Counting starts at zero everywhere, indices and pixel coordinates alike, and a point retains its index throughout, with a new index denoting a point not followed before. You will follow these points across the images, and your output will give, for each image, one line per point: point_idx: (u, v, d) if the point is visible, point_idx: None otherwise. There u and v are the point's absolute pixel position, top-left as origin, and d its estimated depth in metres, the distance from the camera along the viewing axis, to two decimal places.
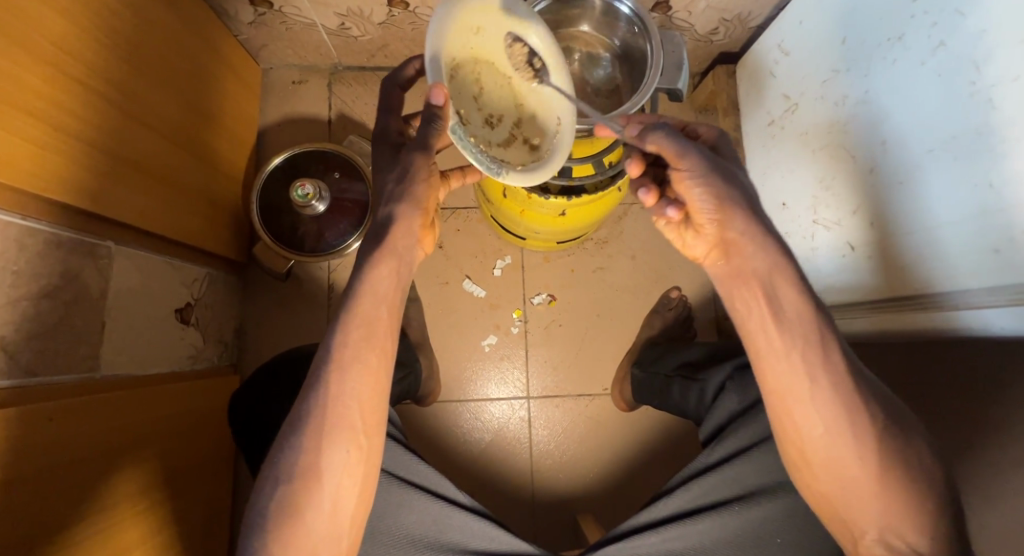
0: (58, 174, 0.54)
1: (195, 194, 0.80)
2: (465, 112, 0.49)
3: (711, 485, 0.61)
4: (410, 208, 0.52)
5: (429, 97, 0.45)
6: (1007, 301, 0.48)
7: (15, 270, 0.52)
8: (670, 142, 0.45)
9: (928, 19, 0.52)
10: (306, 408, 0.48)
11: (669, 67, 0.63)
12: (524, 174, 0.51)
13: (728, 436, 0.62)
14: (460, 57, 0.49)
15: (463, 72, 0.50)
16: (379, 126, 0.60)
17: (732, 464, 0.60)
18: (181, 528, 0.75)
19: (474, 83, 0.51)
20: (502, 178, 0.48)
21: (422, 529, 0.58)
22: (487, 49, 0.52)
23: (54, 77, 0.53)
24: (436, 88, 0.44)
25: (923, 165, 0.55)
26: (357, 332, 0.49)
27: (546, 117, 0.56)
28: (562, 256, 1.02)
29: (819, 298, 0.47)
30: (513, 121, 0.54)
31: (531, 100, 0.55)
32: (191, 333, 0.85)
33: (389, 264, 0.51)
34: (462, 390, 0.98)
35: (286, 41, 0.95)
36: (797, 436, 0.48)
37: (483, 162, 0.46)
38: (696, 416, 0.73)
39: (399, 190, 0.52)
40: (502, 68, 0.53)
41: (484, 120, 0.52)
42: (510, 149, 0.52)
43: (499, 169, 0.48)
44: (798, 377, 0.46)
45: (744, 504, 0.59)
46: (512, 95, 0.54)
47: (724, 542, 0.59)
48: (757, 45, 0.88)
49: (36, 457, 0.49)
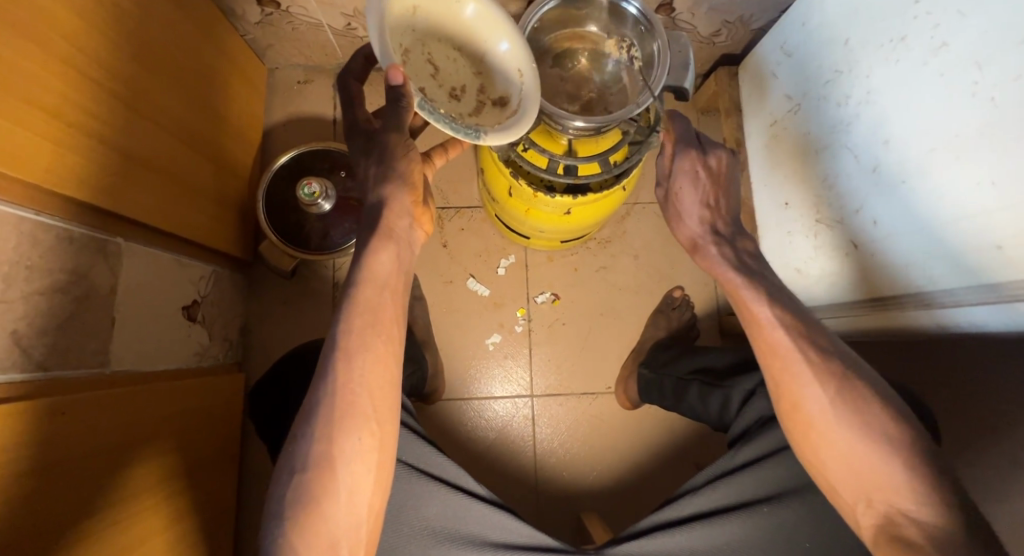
0: (71, 170, 0.54)
1: (203, 192, 0.81)
2: (428, 92, 0.53)
3: (737, 486, 0.62)
4: (400, 188, 0.56)
5: (389, 80, 0.46)
6: (1004, 297, 0.50)
7: (30, 265, 0.52)
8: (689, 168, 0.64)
9: (929, 21, 0.53)
10: (319, 397, 0.49)
11: (676, 67, 0.64)
12: (506, 131, 0.53)
13: (756, 438, 0.63)
14: (407, 43, 0.52)
15: (415, 57, 0.53)
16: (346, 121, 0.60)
17: (759, 465, 0.62)
18: (189, 526, 0.75)
19: (428, 62, 0.54)
20: (483, 141, 0.51)
21: (441, 520, 0.59)
22: (431, 26, 0.54)
23: (68, 74, 0.53)
24: (392, 71, 0.46)
25: (925, 164, 0.56)
26: (361, 320, 0.51)
27: (508, 76, 0.57)
28: (566, 255, 1.03)
29: (793, 303, 0.56)
30: (478, 89, 0.57)
31: (490, 64, 0.57)
32: (198, 330, 0.85)
33: (389, 247, 0.54)
34: (465, 389, 0.99)
35: (292, 41, 0.96)
36: (794, 405, 0.53)
37: (457, 130, 0.49)
38: (720, 423, 0.74)
39: (383, 171, 0.55)
40: (451, 40, 0.56)
41: (448, 96, 0.55)
42: (485, 114, 0.56)
43: (476, 132, 0.51)
44: (789, 355, 0.53)
45: (773, 505, 0.60)
46: (469, 64, 0.57)
47: (751, 541, 0.59)
48: (757, 48, 0.90)
49: (51, 448, 0.49)
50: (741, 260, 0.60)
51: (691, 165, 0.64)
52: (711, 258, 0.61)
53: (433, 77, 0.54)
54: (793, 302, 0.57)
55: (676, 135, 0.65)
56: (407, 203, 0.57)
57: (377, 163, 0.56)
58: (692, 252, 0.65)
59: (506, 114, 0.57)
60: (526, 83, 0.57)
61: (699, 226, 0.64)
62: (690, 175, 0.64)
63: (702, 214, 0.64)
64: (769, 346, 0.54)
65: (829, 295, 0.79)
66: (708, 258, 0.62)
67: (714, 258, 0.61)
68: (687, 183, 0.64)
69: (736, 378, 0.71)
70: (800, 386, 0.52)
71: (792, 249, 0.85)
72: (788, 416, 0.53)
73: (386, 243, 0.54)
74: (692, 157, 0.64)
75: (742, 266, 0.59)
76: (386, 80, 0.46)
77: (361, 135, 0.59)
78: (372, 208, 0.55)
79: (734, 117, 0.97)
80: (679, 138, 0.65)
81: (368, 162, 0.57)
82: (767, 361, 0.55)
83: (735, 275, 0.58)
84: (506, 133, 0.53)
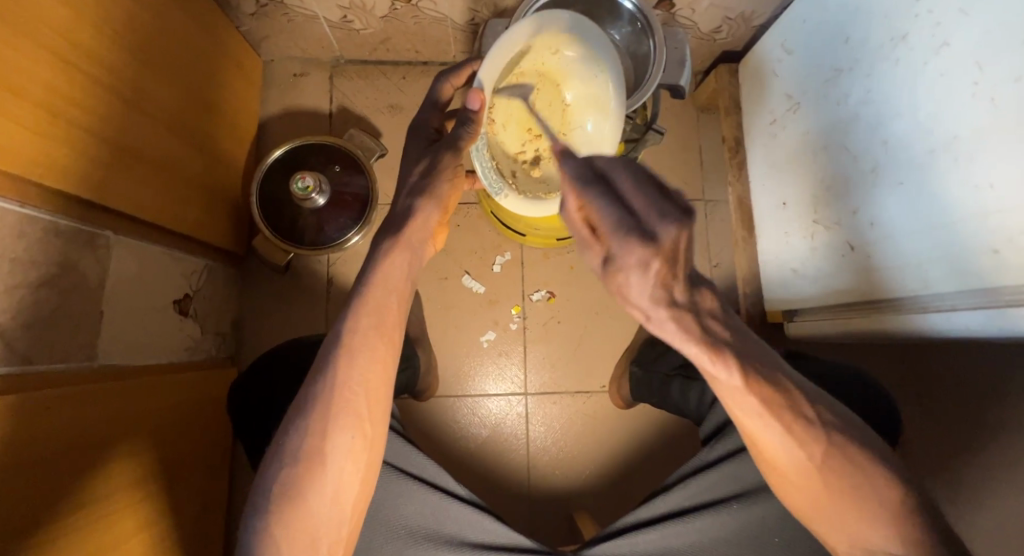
0: (55, 163, 0.53)
1: (192, 184, 0.80)
2: (507, 118, 0.61)
3: (713, 482, 0.62)
4: (431, 204, 0.54)
5: (467, 101, 0.52)
6: (1002, 302, 0.50)
7: (14, 258, 0.51)
8: (630, 269, 0.38)
9: (931, 19, 0.51)
10: (313, 391, 0.48)
11: (673, 63, 0.66)
12: (526, 202, 0.60)
13: (728, 434, 0.62)
14: (526, 68, 0.59)
15: (523, 85, 0.60)
16: (417, 121, 0.61)
17: (731, 461, 0.61)
18: (175, 522, 0.74)
19: (529, 96, 0.61)
20: (499, 198, 0.61)
21: (423, 520, 0.59)
22: (563, 73, 0.60)
23: (54, 64, 0.52)
24: (473, 95, 0.52)
25: (924, 167, 0.55)
26: (368, 320, 0.50)
27: (582, 156, 0.60)
28: (562, 252, 1.02)
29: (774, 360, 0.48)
30: (551, 144, 0.62)
31: (576, 136, 0.61)
32: (190, 325, 0.85)
33: (404, 253, 0.53)
34: (459, 386, 0.98)
35: (287, 33, 0.95)
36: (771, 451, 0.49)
37: (484, 174, 0.60)
38: (697, 415, 0.75)
39: (424, 183, 0.54)
40: (567, 93, 0.61)
41: (522, 134, 0.62)
42: (531, 174, 0.63)
43: (499, 189, 0.61)
44: (768, 429, 0.47)
45: (744, 501, 0.60)
46: (564, 122, 0.61)
47: (726, 539, 0.60)
48: (759, 45, 0.88)
49: (32, 444, 0.48)
50: (713, 329, 0.44)
51: (641, 263, 0.37)
52: (669, 333, 0.42)
53: (524, 114, 0.61)
54: (768, 353, 0.49)
55: (605, 220, 0.37)
56: (434, 219, 0.55)
57: (428, 169, 0.55)
58: (641, 322, 0.43)
59: (547, 188, 0.62)
60: None
61: (648, 309, 0.41)
62: (639, 270, 0.37)
63: (656, 296, 0.39)
64: (743, 410, 0.47)
65: (826, 294, 0.78)
66: (665, 332, 0.43)
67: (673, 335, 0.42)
68: (635, 275, 0.38)
69: None
70: (768, 440, 0.48)
71: (789, 248, 0.84)
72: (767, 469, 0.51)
73: (400, 248, 0.53)
74: (644, 256, 0.36)
75: (712, 339, 0.43)
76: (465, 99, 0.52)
77: (425, 139, 0.59)
78: (402, 213, 0.55)
79: (735, 115, 0.95)
80: (612, 228, 0.37)
81: (416, 166, 0.56)
82: (742, 424, 0.49)
83: (700, 351, 0.43)
84: (521, 203, 0.60)
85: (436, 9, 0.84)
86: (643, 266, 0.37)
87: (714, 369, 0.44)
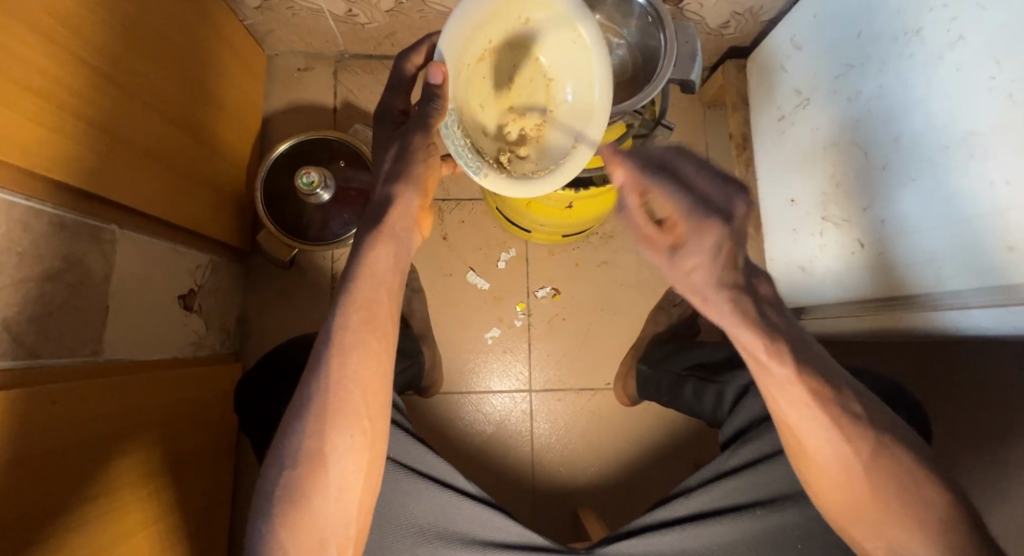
0: (59, 157, 0.52)
1: (195, 178, 0.79)
2: (482, 97, 0.56)
3: (731, 488, 0.61)
4: (410, 189, 0.54)
5: (429, 77, 0.49)
6: (1014, 300, 0.49)
7: (21, 251, 0.51)
8: (702, 252, 0.49)
9: (947, 13, 0.51)
10: (312, 390, 0.48)
11: (683, 58, 0.65)
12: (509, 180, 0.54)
13: (751, 441, 0.62)
14: (498, 42, 0.54)
15: (497, 61, 0.55)
16: (383, 104, 0.61)
17: (757, 468, 0.61)
18: (180, 517, 0.74)
19: (506, 71, 0.56)
20: (478, 178, 0.53)
21: (431, 518, 0.58)
22: (538, 42, 0.54)
23: (59, 56, 0.51)
24: (433, 69, 0.48)
25: (937, 163, 0.54)
26: (358, 316, 0.50)
27: (569, 132, 0.55)
28: (567, 249, 1.01)
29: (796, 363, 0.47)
30: (535, 123, 0.57)
31: (561, 111, 0.56)
32: (194, 320, 0.85)
33: (388, 244, 0.52)
34: (464, 382, 0.98)
35: (292, 27, 0.94)
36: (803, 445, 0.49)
37: (459, 154, 0.52)
38: (712, 420, 0.74)
39: (397, 168, 0.53)
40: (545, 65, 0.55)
41: (503, 114, 0.57)
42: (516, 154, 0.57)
43: (478, 167, 0.53)
44: (815, 423, 0.48)
45: (766, 509, 0.60)
46: (546, 97, 0.56)
47: (744, 544, 0.60)
48: (768, 39, 0.87)
49: (36, 439, 0.48)
50: (765, 315, 0.50)
51: (714, 245, 0.49)
52: (725, 314, 0.49)
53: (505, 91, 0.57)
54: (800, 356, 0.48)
55: (677, 207, 0.50)
56: (414, 205, 0.55)
57: (394, 158, 0.54)
58: (697, 307, 0.52)
59: (536, 166, 0.56)
60: (575, 150, 0.55)
61: (706, 287, 0.50)
62: (712, 250, 0.49)
63: (722, 276, 0.49)
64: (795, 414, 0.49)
65: (836, 290, 0.78)
66: (720, 316, 0.50)
67: (727, 314, 0.49)
68: (706, 259, 0.49)
69: (733, 373, 0.70)
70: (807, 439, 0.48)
71: (798, 246, 0.84)
72: (802, 468, 0.51)
73: (382, 240, 0.52)
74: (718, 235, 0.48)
75: (766, 325, 0.49)
76: (426, 75, 0.48)
77: (390, 123, 0.60)
78: (380, 202, 0.54)
79: (742, 111, 0.95)
80: (691, 216, 0.49)
81: (388, 151, 0.55)
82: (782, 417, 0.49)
83: (754, 337, 0.48)
84: (506, 183, 0.54)
85: (442, 4, 0.84)
86: (715, 246, 0.49)
87: (766, 360, 0.48)
